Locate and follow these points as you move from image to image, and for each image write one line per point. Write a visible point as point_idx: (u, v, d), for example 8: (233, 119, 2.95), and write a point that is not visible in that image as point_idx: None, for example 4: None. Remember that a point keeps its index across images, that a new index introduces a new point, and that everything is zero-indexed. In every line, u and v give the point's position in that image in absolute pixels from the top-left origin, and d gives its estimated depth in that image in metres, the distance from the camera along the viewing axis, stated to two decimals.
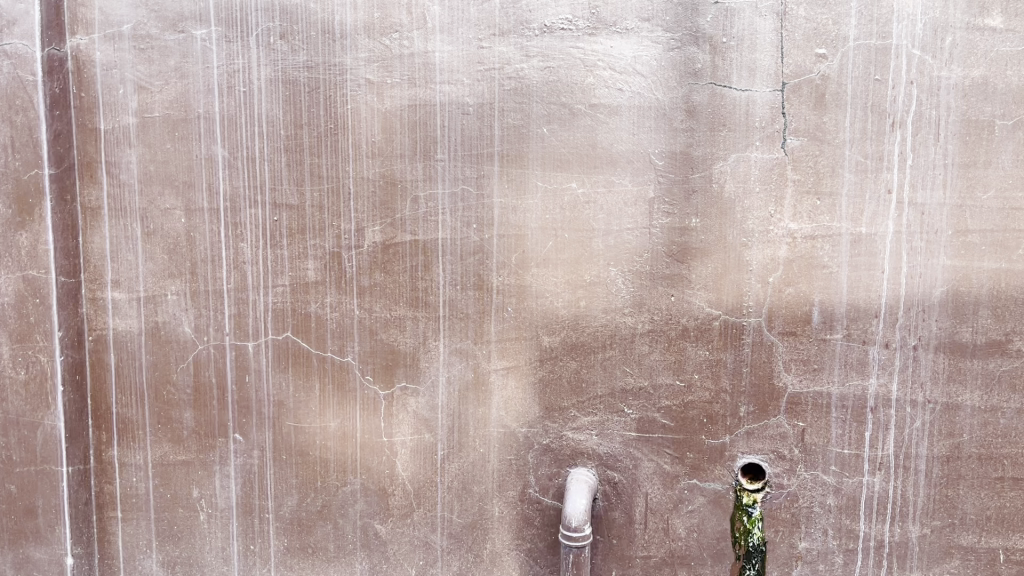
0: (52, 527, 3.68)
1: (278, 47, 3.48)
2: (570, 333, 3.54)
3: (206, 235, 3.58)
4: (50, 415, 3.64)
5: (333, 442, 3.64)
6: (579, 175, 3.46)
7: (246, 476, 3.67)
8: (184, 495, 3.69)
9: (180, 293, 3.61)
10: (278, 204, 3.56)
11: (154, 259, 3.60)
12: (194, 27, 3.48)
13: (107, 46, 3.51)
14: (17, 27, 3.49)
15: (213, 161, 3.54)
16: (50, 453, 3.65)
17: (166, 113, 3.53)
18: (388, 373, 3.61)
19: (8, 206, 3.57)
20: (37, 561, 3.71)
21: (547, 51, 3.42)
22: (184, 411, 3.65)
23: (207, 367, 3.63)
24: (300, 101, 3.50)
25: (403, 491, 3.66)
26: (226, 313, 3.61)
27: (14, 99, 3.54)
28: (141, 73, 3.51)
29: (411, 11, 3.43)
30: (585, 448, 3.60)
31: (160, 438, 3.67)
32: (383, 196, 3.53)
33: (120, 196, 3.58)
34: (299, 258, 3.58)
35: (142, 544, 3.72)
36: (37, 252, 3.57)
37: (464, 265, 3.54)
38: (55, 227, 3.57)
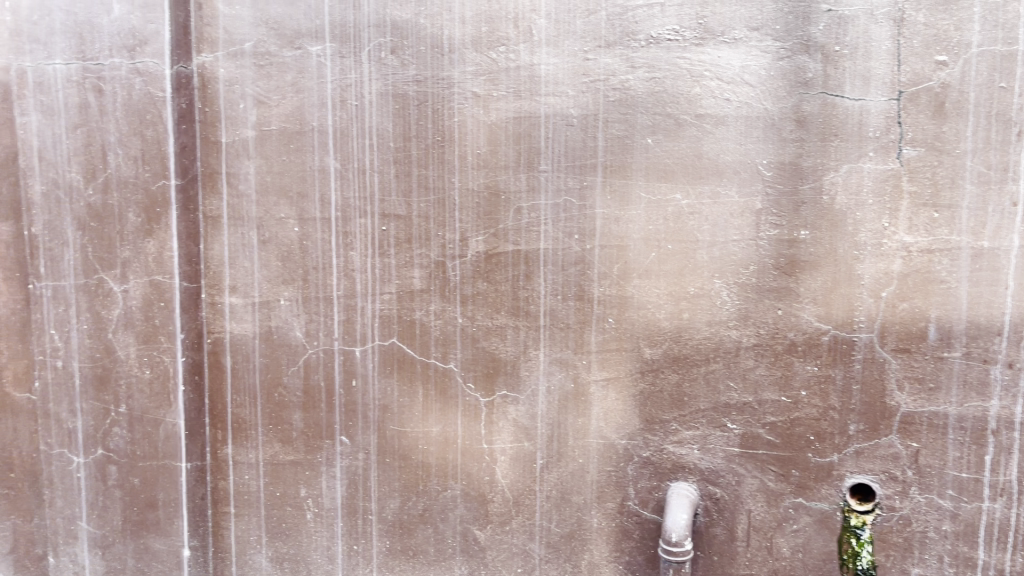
0: (171, 519, 3.88)
1: (389, 62, 3.59)
2: (672, 345, 3.51)
3: (318, 244, 3.71)
4: (172, 412, 3.84)
5: (435, 447, 3.71)
6: (684, 186, 3.44)
7: (351, 477, 3.78)
8: (293, 494, 3.83)
9: (293, 299, 3.75)
10: (387, 214, 3.66)
11: (269, 266, 3.75)
12: (310, 43, 3.62)
13: (230, 63, 3.68)
14: (148, 46, 3.69)
15: (326, 173, 3.68)
16: (171, 449, 3.85)
17: (282, 126, 3.68)
18: (490, 382, 3.66)
19: (137, 214, 3.77)
20: (157, 551, 3.90)
21: (653, 61, 3.41)
22: (294, 413, 3.79)
23: (316, 369, 3.76)
24: (410, 115, 3.60)
25: (503, 498, 3.70)
26: (335, 319, 3.73)
27: (144, 114, 3.73)
28: (260, 89, 3.67)
29: (518, 25, 3.49)
30: (686, 462, 3.55)
31: (271, 438, 3.82)
32: (486, 206, 3.59)
33: (238, 206, 3.74)
34: (406, 267, 3.67)
35: (253, 540, 3.87)
36: (163, 258, 3.78)
37: (566, 275, 3.56)
38: (180, 235, 3.78)
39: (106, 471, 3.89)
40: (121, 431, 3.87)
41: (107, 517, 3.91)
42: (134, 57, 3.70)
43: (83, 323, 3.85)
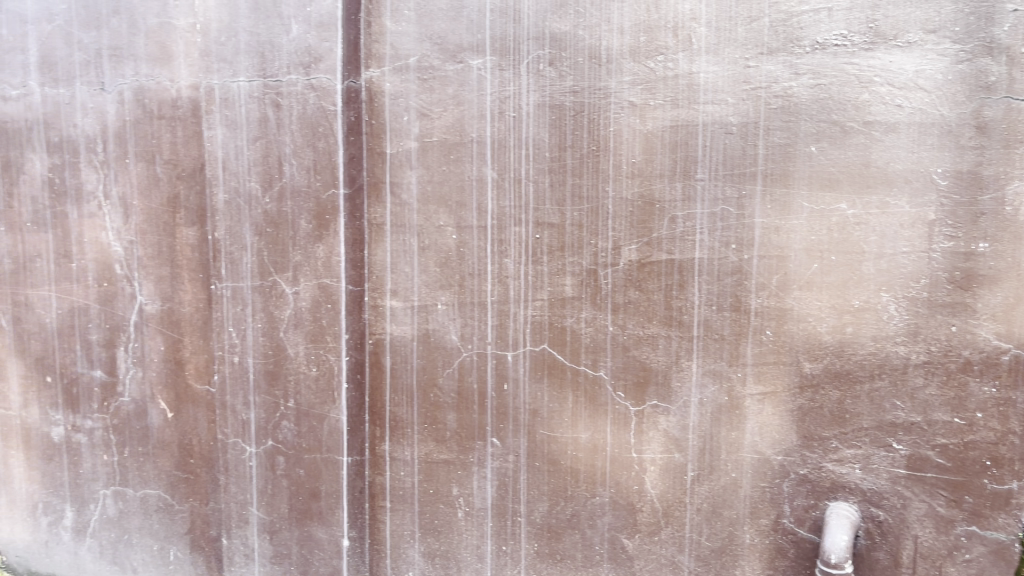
0: (333, 510, 4.08)
1: (547, 73, 3.66)
2: (834, 360, 3.40)
3: (474, 251, 3.83)
4: (335, 408, 4.05)
5: (585, 453, 3.75)
6: (850, 196, 3.33)
7: (502, 479, 3.87)
8: (445, 492, 3.96)
9: (449, 304, 3.88)
10: (541, 223, 3.73)
11: (428, 271, 3.90)
12: (471, 57, 3.74)
13: (396, 77, 3.85)
14: (322, 63, 3.91)
15: (483, 182, 3.79)
16: (334, 443, 4.06)
17: (443, 138, 3.82)
18: (641, 391, 3.65)
19: (308, 221, 4.01)
20: (319, 540, 4.12)
21: (819, 67, 3.32)
22: (448, 414, 3.92)
23: (470, 372, 3.87)
24: (566, 125, 3.66)
25: (652, 508, 3.68)
26: (489, 324, 3.84)
27: (317, 127, 3.96)
28: (424, 102, 3.83)
29: (677, 33, 3.48)
30: (847, 482, 3.43)
31: (426, 437, 3.96)
32: (641, 215, 3.59)
33: (400, 214, 3.91)
34: (558, 274, 3.73)
35: (407, 534, 4.03)
36: (331, 262, 4.00)
37: (722, 285, 3.51)
38: (347, 241, 3.99)
39: (275, 461, 4.15)
40: (289, 424, 4.12)
41: (275, 504, 4.17)
42: (310, 74, 3.93)
43: (258, 322, 4.13)
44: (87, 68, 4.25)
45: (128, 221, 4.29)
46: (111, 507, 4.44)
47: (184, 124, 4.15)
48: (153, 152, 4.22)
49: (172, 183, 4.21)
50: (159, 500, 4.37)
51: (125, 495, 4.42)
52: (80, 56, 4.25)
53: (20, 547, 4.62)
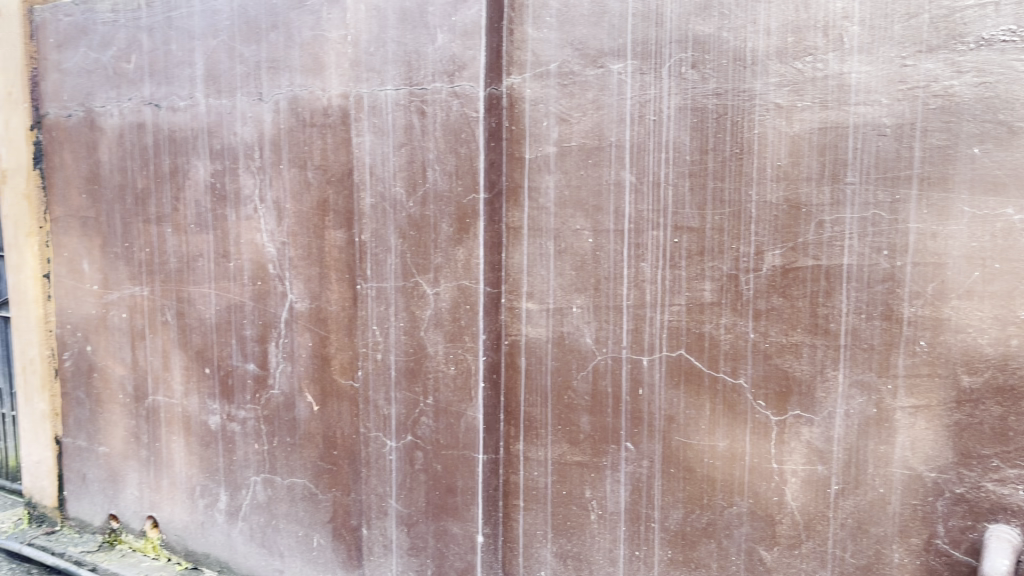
0: (468, 506, 4.17)
1: (689, 76, 3.62)
2: (997, 374, 3.15)
3: (611, 254, 3.83)
4: (472, 407, 4.13)
5: (721, 462, 3.68)
6: (1018, 200, 3.08)
7: (635, 484, 3.86)
8: (578, 494, 3.98)
9: (585, 307, 3.90)
10: (680, 227, 3.69)
11: (564, 275, 3.94)
12: (612, 62, 3.75)
13: (537, 83, 3.92)
14: (466, 71, 3.98)
15: (621, 186, 3.79)
16: (471, 441, 4.14)
17: (582, 142, 3.85)
18: (782, 400, 3.56)
19: (449, 225, 4.12)
20: (454, 535, 4.22)
21: (983, 65, 3.10)
22: (581, 416, 3.94)
23: (605, 376, 3.88)
24: (708, 128, 3.61)
25: (792, 521, 3.58)
26: (625, 328, 3.83)
27: (459, 133, 4.04)
28: (563, 106, 3.87)
29: (828, 33, 3.36)
30: (1009, 504, 3.16)
31: (560, 438, 4.00)
32: (785, 220, 3.49)
33: (538, 218, 3.97)
34: (697, 279, 3.67)
35: (540, 534, 4.08)
36: (470, 265, 4.09)
37: (872, 293, 3.37)
38: (486, 243, 4.06)
39: (413, 456, 4.29)
40: (427, 420, 4.25)
41: (412, 497, 4.31)
42: (454, 82, 4.02)
43: (399, 321, 4.28)
44: (247, 79, 4.57)
45: (281, 223, 4.57)
46: (261, 493, 4.76)
47: (333, 131, 4.36)
48: (305, 158, 4.46)
49: (322, 188, 4.43)
50: (305, 489, 4.62)
51: (274, 483, 4.72)
52: (242, 69, 4.58)
53: (180, 527, 5.08)
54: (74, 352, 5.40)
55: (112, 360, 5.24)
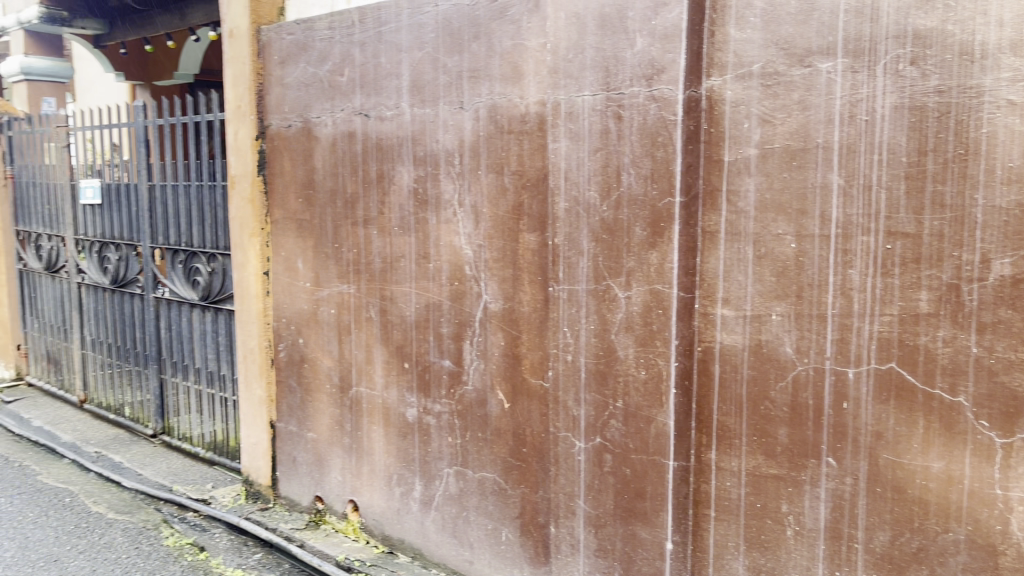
0: (657, 512, 4.13)
1: (908, 73, 3.31)
2: None
3: (815, 261, 3.60)
4: (663, 412, 4.08)
5: (935, 484, 3.34)
6: None
7: (837, 502, 3.61)
8: (774, 508, 3.79)
9: (785, 315, 3.70)
10: (893, 232, 3.39)
11: (763, 281, 3.76)
12: (820, 60, 3.52)
13: (738, 84, 3.75)
14: (665, 74, 3.94)
15: (828, 189, 3.54)
16: (661, 447, 4.09)
17: (786, 144, 3.64)
18: (1009, 422, 3.17)
19: (643, 229, 4.08)
20: (643, 540, 4.20)
21: None
22: (779, 428, 3.75)
23: (806, 387, 3.66)
24: (928, 128, 3.27)
25: (1018, 553, 3.17)
26: (829, 337, 3.59)
27: (656, 136, 3.99)
28: (766, 108, 3.68)
29: None
30: None
31: (754, 450, 3.83)
32: (1017, 225, 3.09)
33: (736, 222, 3.82)
34: (912, 289, 3.36)
35: (731, 546, 3.94)
36: (664, 269, 4.03)
37: None
38: (681, 248, 3.97)
39: (602, 458, 4.31)
40: (617, 424, 4.24)
41: (601, 499, 4.33)
42: (652, 85, 4.00)
43: (591, 323, 4.30)
44: (450, 89, 4.79)
45: (478, 227, 4.74)
46: (453, 485, 4.97)
47: (531, 137, 4.47)
48: (502, 163, 4.60)
49: (518, 193, 4.55)
50: (495, 484, 4.77)
51: (465, 475, 4.91)
52: (445, 79, 4.80)
53: (378, 512, 5.39)
54: (288, 343, 5.86)
55: (321, 353, 5.65)
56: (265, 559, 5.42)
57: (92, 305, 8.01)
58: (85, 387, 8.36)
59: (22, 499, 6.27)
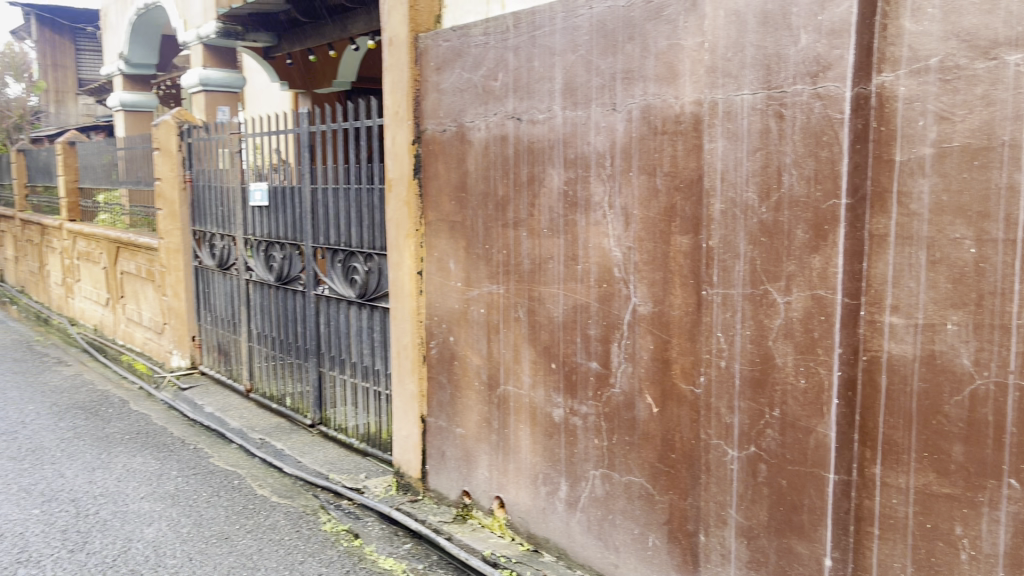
0: (816, 526, 3.94)
1: None
2: None
3: (999, 268, 3.24)
4: (823, 423, 3.87)
5: None
6: None
7: (1020, 527, 3.23)
8: (946, 530, 3.45)
9: (962, 324, 3.36)
10: None
11: (938, 287, 3.43)
12: (1008, 52, 3.16)
13: (913, 80, 3.46)
14: (832, 71, 3.74)
15: (1015, 191, 3.18)
16: (821, 459, 3.89)
17: (966, 143, 3.31)
18: None
19: (806, 231, 3.90)
20: (799, 554, 4.03)
21: None
22: (953, 444, 3.40)
23: (984, 403, 3.30)
24: None
25: None
26: (1013, 350, 3.22)
27: (821, 136, 3.80)
28: (944, 104, 3.36)
29: None
30: None
31: (924, 467, 3.50)
32: None
33: (908, 225, 3.52)
34: None
35: (897, 567, 3.64)
36: (827, 274, 3.83)
37: None
38: (846, 252, 3.75)
39: (756, 468, 4.18)
40: (773, 433, 4.09)
41: (754, 510, 4.20)
42: (817, 83, 3.80)
43: (747, 329, 4.17)
44: (603, 91, 4.79)
45: (628, 229, 4.71)
46: (599, 487, 4.96)
47: (685, 138, 4.38)
48: (655, 165, 4.55)
49: (671, 194, 4.48)
50: (642, 489, 4.73)
51: (612, 478, 4.89)
52: (598, 81, 4.81)
53: (523, 509, 5.47)
54: (440, 341, 6.05)
55: (471, 351, 5.78)
56: (415, 549, 5.60)
57: (259, 301, 8.55)
58: (251, 376, 8.92)
59: (197, 479, 6.77)
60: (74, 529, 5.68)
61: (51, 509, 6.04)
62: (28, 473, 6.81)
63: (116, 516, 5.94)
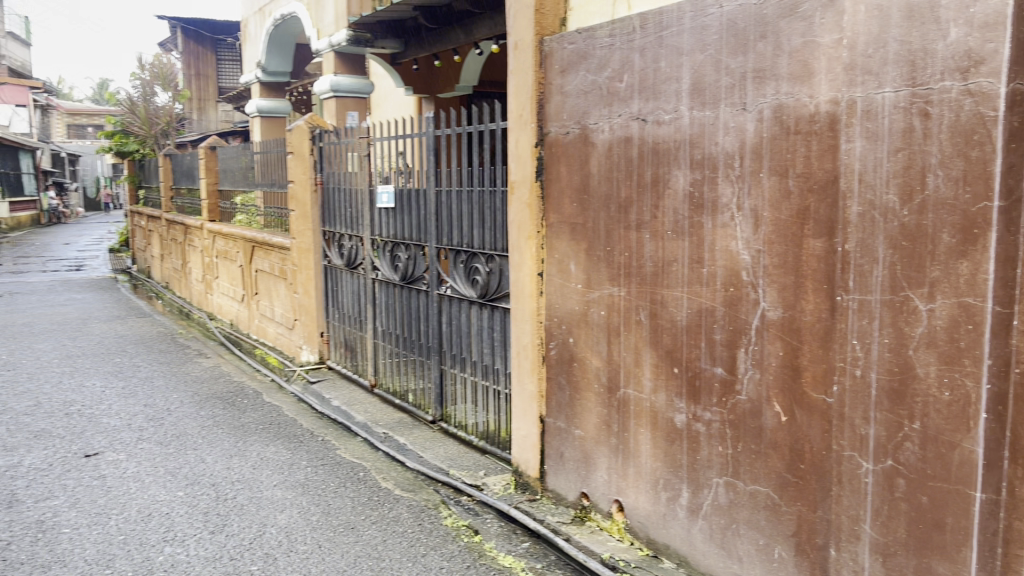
0: (959, 547, 3.71)
1: None
2: None
3: None
4: (970, 438, 3.64)
5: None
6: None
7: None
8: None
9: None
10: None
11: None
12: None
13: None
14: (984, 66, 3.51)
15: None
16: (967, 476, 3.66)
17: None
18: None
19: (952, 235, 3.68)
20: None
21: None
22: None
23: None
24: None
25: None
26: None
27: (971, 134, 3.58)
28: None
29: None
30: None
31: None
32: None
33: None
34: None
35: None
36: (976, 280, 3.59)
37: None
38: (998, 257, 3.52)
39: (893, 482, 3.98)
40: (913, 446, 3.88)
41: (890, 526, 4.01)
42: (967, 79, 3.58)
43: (885, 337, 3.97)
44: (732, 91, 4.69)
45: (757, 232, 4.59)
46: (723, 495, 4.86)
47: (820, 138, 4.23)
48: (787, 166, 4.42)
49: (803, 196, 4.34)
50: (768, 499, 4.60)
51: (736, 487, 4.78)
52: (727, 81, 4.71)
53: (643, 514, 5.42)
54: (559, 342, 6.07)
55: (591, 353, 5.78)
56: (533, 548, 5.65)
57: (384, 299, 8.82)
58: (375, 372, 9.22)
59: (325, 470, 7.05)
60: (214, 512, 6.03)
61: (194, 492, 6.43)
62: (173, 457, 7.27)
63: (251, 502, 6.25)
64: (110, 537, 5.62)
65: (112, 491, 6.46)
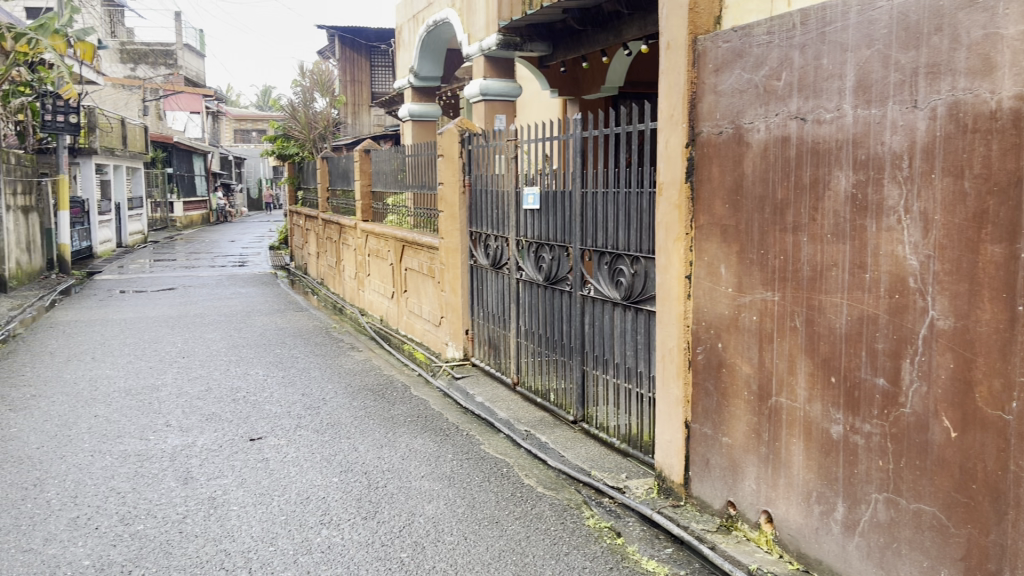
0: None
1: None
2: None
3: None
4: None
5: None
6: None
7: None
8: None
9: None
10: None
11: None
12: None
13: None
14: None
15: None
16: None
17: None
18: None
19: None
20: None
21: None
22: None
23: None
24: None
25: None
26: None
27: None
28: None
29: None
30: None
31: None
32: None
33: None
34: None
35: None
36: None
37: None
38: None
39: None
40: None
41: None
42: None
43: None
44: (902, 87, 4.45)
45: (927, 235, 4.34)
46: (882, 512, 4.63)
47: (1001, 136, 3.94)
48: (962, 166, 4.14)
49: (981, 198, 4.06)
50: (934, 519, 4.34)
51: (897, 504, 4.54)
52: (896, 77, 4.48)
53: (794, 527, 5.24)
54: (707, 346, 5.96)
55: (741, 359, 5.64)
56: (676, 554, 5.57)
57: (528, 299, 8.94)
58: (518, 371, 9.36)
59: (470, 464, 7.22)
60: (366, 499, 6.30)
61: (348, 478, 6.75)
62: (329, 444, 7.66)
63: (401, 491, 6.50)
64: (273, 516, 5.99)
65: (275, 473, 6.89)
